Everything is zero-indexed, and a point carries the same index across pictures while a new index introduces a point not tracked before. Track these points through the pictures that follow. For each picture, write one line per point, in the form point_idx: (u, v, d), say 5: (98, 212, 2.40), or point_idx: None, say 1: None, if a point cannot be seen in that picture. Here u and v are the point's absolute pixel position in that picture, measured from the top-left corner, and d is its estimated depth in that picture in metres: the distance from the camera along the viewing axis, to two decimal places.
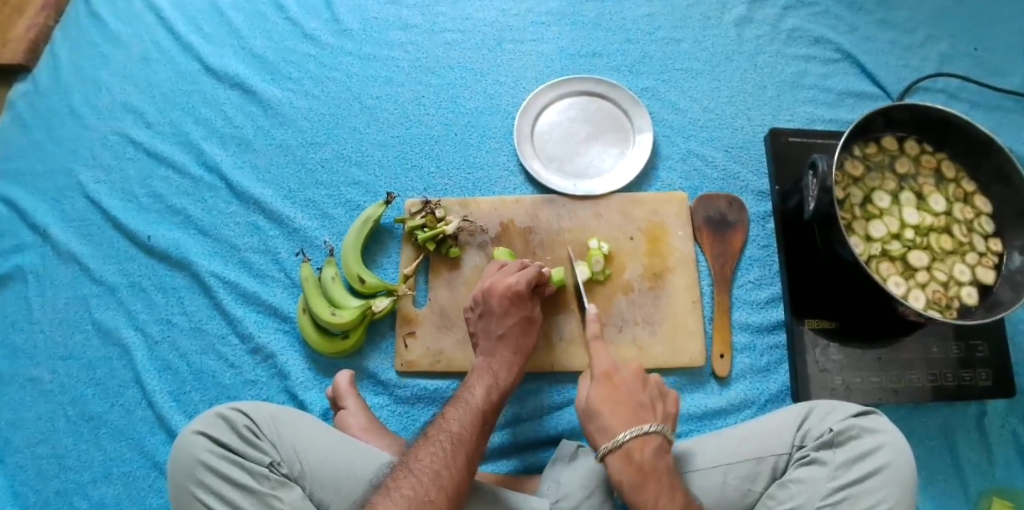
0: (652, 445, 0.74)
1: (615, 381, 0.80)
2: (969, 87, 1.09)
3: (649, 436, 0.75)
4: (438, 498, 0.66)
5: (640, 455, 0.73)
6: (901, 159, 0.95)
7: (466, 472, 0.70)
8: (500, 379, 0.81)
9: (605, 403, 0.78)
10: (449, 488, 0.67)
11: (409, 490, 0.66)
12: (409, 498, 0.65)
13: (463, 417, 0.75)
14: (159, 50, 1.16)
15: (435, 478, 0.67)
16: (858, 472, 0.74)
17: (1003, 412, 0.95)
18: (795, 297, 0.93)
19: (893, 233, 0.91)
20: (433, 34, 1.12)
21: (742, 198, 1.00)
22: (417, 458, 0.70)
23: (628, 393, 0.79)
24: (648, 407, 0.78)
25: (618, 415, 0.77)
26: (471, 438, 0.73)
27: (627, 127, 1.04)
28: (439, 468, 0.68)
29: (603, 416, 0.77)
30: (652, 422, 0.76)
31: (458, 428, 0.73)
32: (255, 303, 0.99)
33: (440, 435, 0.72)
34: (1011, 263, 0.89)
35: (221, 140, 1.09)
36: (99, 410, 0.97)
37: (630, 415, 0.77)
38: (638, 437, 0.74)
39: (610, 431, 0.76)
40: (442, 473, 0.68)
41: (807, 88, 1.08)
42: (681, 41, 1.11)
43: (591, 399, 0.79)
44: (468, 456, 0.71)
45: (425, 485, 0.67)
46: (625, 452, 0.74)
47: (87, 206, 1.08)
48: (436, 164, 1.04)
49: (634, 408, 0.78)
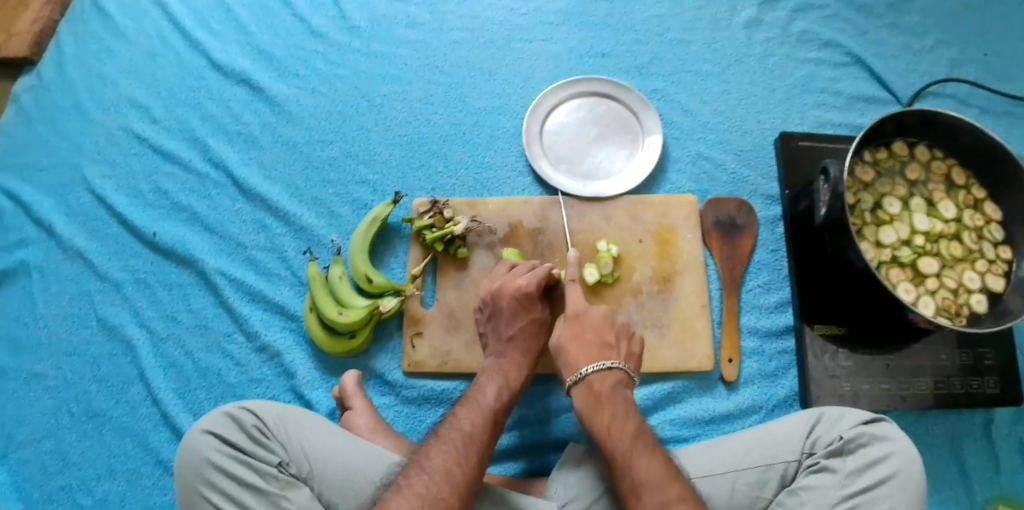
0: (612, 379, 0.78)
1: (583, 318, 0.84)
2: (979, 92, 1.09)
3: (611, 371, 0.79)
4: (450, 497, 0.66)
5: (599, 387, 0.78)
6: (912, 165, 0.94)
7: (478, 470, 0.70)
8: (511, 379, 0.81)
9: (572, 340, 0.82)
10: (461, 486, 0.67)
11: (422, 487, 0.66)
12: (421, 495, 0.65)
13: (474, 417, 0.75)
14: (165, 46, 1.15)
15: (447, 475, 0.67)
16: (868, 481, 0.74)
17: (1009, 419, 0.96)
18: (804, 302, 0.92)
19: (903, 240, 0.91)
20: (441, 32, 1.12)
21: (751, 202, 1.00)
22: (429, 455, 0.70)
23: (594, 329, 0.83)
24: (612, 345, 0.82)
25: (583, 352, 0.81)
26: (482, 437, 0.73)
27: (636, 128, 1.04)
28: (450, 465, 0.68)
29: (567, 349, 0.81)
30: (613, 358, 0.80)
31: (469, 427, 0.73)
32: (262, 301, 0.99)
33: (451, 434, 0.72)
34: (1020, 271, 0.90)
35: (227, 137, 1.09)
36: (104, 406, 0.97)
37: (596, 352, 0.80)
38: (599, 372, 0.78)
39: (575, 366, 0.80)
40: (454, 471, 0.68)
41: (816, 92, 1.08)
42: (691, 43, 1.10)
43: (561, 338, 0.83)
44: (480, 455, 0.71)
45: (437, 482, 0.67)
46: (587, 384, 0.78)
47: (92, 201, 1.07)
48: (444, 164, 1.03)
49: (600, 342, 0.81)
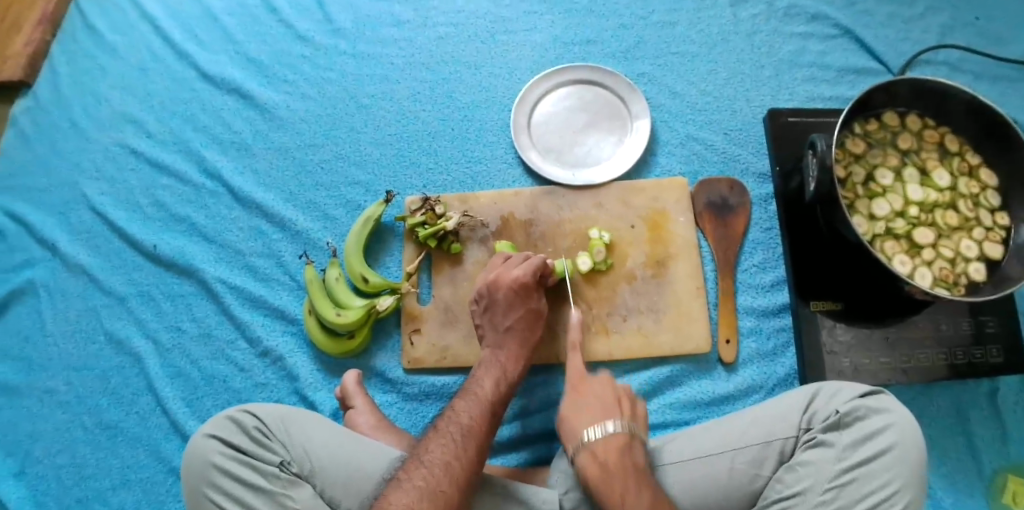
0: (616, 443, 0.74)
1: (583, 388, 0.82)
2: (973, 58, 1.07)
3: (616, 435, 0.75)
4: (449, 488, 0.67)
5: (605, 455, 0.73)
6: (904, 135, 0.93)
7: (477, 460, 0.70)
8: (508, 371, 0.82)
9: (575, 410, 0.80)
10: (460, 478, 0.68)
11: (421, 480, 0.67)
12: (422, 488, 0.66)
13: (473, 407, 0.75)
14: (154, 59, 1.16)
15: (446, 466, 0.68)
16: (865, 453, 0.74)
17: (1015, 387, 0.95)
18: (800, 279, 0.92)
19: (897, 211, 0.90)
20: (426, 29, 1.12)
21: (744, 182, 0.99)
22: (428, 448, 0.71)
23: (598, 397, 0.80)
24: (618, 407, 0.79)
25: (588, 415, 0.78)
26: (481, 429, 0.73)
27: (624, 114, 1.03)
28: (450, 458, 0.69)
29: (572, 421, 0.79)
30: (617, 420, 0.77)
31: (468, 420, 0.74)
32: (261, 306, 1.00)
33: (450, 425, 0.73)
34: (1019, 237, 0.88)
35: (220, 146, 1.09)
36: (115, 418, 1.00)
37: (600, 414, 0.78)
38: (602, 437, 0.75)
39: (578, 436, 0.77)
40: (453, 462, 0.69)
41: (806, 66, 1.06)
42: (677, 24, 1.09)
43: (564, 410, 0.81)
44: (480, 446, 0.72)
45: (436, 474, 0.68)
46: (592, 452, 0.74)
47: (92, 218, 1.09)
48: (434, 160, 1.03)
49: (601, 410, 0.79)
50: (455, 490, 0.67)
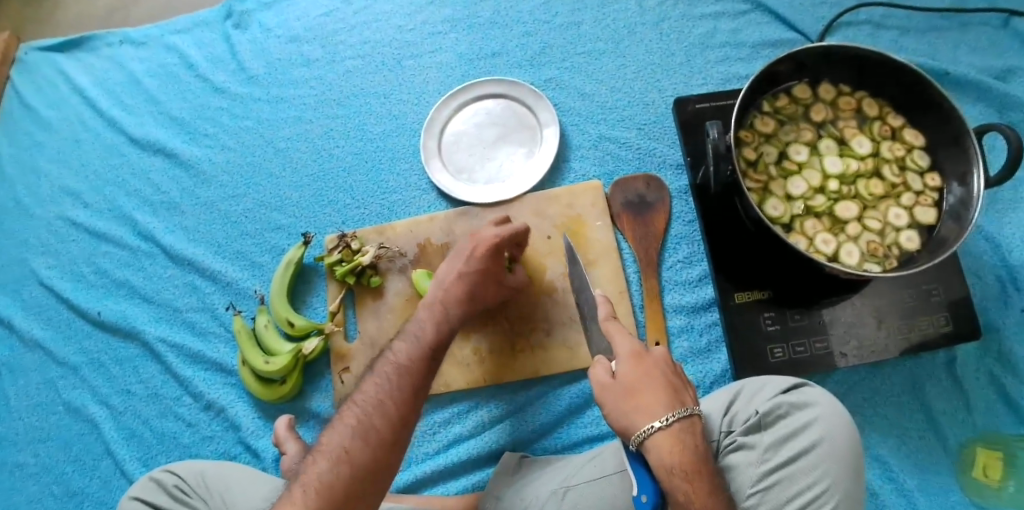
0: (696, 429, 0.65)
1: (645, 356, 0.69)
2: (897, 12, 1.01)
3: (693, 421, 0.65)
4: (364, 461, 0.64)
5: (688, 440, 0.64)
6: (817, 107, 0.88)
7: (398, 421, 0.67)
8: (454, 313, 0.77)
9: (640, 380, 0.67)
10: (391, 414, 0.67)
11: (337, 444, 0.65)
12: (337, 451, 0.64)
13: (404, 357, 0.72)
14: (87, 130, 1.20)
15: (361, 426, 0.66)
16: (788, 453, 0.70)
17: (975, 353, 0.89)
18: (722, 271, 0.88)
19: (816, 187, 0.85)
20: (335, 64, 1.12)
21: (661, 176, 0.96)
22: (351, 407, 0.68)
23: (663, 371, 0.68)
24: (681, 388, 0.68)
25: (660, 395, 0.66)
26: (407, 387, 0.69)
27: (534, 123, 1.02)
28: (367, 418, 0.66)
29: (641, 396, 0.66)
30: (691, 404, 0.66)
31: (405, 358, 0.71)
32: (201, 361, 1.02)
33: (375, 378, 0.70)
34: (951, 196, 0.82)
35: (152, 207, 1.12)
36: (80, 484, 1.02)
37: (671, 395, 0.66)
38: (687, 420, 0.64)
39: (652, 413, 0.64)
40: (368, 423, 0.66)
41: (718, 47, 1.02)
42: (581, 23, 1.06)
43: (624, 376, 0.67)
44: (401, 405, 0.68)
45: (350, 437, 0.65)
46: (674, 436, 0.63)
47: (43, 291, 1.13)
48: (351, 195, 1.04)
49: (670, 388, 0.67)
50: (370, 452, 0.64)
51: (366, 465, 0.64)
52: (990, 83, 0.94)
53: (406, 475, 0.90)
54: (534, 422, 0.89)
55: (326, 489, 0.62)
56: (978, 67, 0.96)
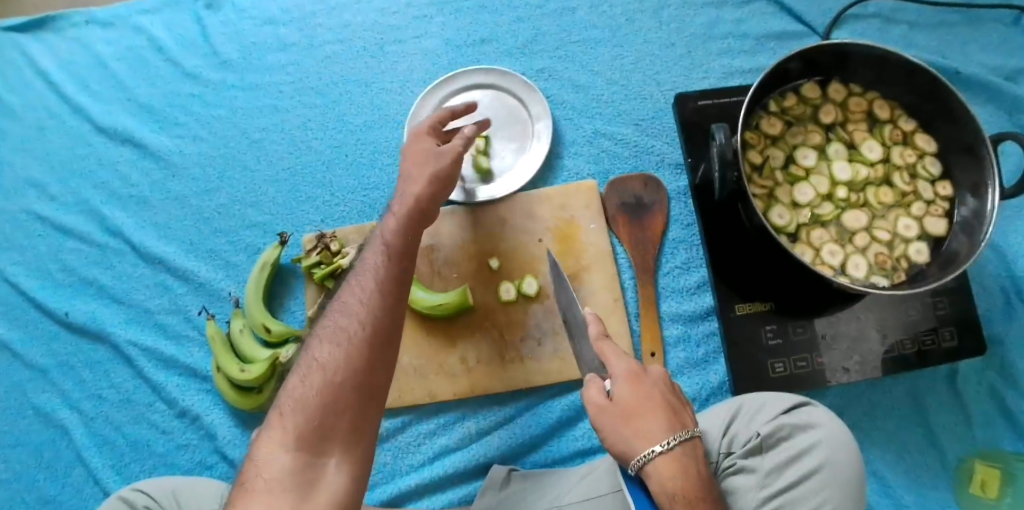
0: (698, 450, 0.62)
1: (642, 374, 0.65)
2: (909, 3, 0.94)
3: (695, 442, 0.62)
4: (342, 377, 0.58)
5: (691, 465, 0.61)
6: (826, 107, 0.82)
7: (375, 329, 0.60)
8: (417, 210, 0.71)
9: (639, 400, 0.63)
10: (361, 317, 0.61)
11: (311, 360, 0.59)
12: (312, 364, 0.59)
13: (375, 267, 0.65)
14: (52, 117, 1.13)
15: (333, 338, 0.60)
16: (790, 478, 0.67)
17: (978, 366, 0.85)
18: (722, 280, 0.83)
19: (823, 195, 0.80)
20: (313, 49, 1.05)
21: (658, 175, 0.91)
22: (324, 323, 0.62)
23: (661, 389, 0.64)
24: (681, 408, 0.64)
25: (659, 416, 0.62)
26: (380, 290, 0.63)
27: (525, 117, 0.96)
28: (340, 327, 0.61)
29: (640, 417, 0.62)
30: (690, 426, 0.63)
31: (371, 262, 0.66)
32: (174, 366, 0.97)
33: (347, 291, 0.64)
34: (963, 207, 0.77)
35: (121, 201, 1.06)
36: (52, 492, 0.99)
37: (671, 416, 0.63)
38: (688, 443, 0.61)
39: (653, 436, 0.61)
40: (338, 330, 0.60)
41: (721, 37, 0.96)
42: (576, 9, 1.00)
43: (621, 396, 0.63)
44: (377, 312, 0.61)
45: (324, 349, 0.59)
46: (676, 460, 0.60)
47: (8, 289, 1.07)
48: (331, 192, 0.98)
49: (669, 408, 0.63)
50: (347, 360, 0.59)
51: (345, 376, 0.58)
52: (1002, 82, 0.88)
53: (388, 489, 0.86)
54: (523, 436, 0.86)
55: (308, 406, 0.56)
56: (988, 67, 0.90)
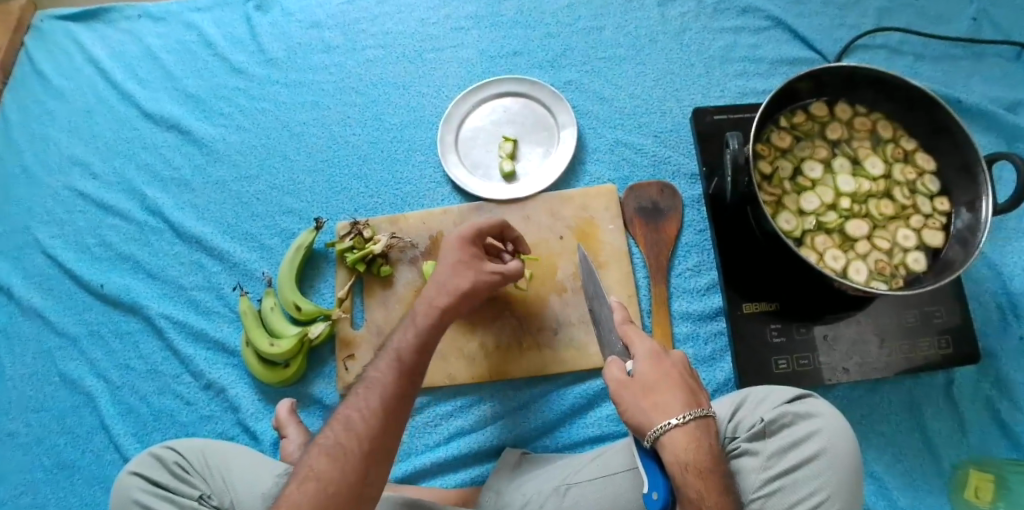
0: (711, 428, 0.66)
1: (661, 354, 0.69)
2: (913, 39, 1.02)
3: (709, 420, 0.66)
4: (336, 490, 0.63)
5: (705, 440, 0.64)
6: (833, 125, 0.90)
7: (369, 436, 0.66)
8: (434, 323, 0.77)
9: (658, 376, 0.67)
10: (360, 429, 0.66)
11: (305, 463, 0.65)
12: (309, 473, 0.64)
13: (377, 373, 0.71)
14: (99, 102, 1.19)
15: (328, 446, 0.66)
16: (791, 461, 0.71)
17: (973, 377, 0.90)
18: (733, 281, 0.89)
19: (828, 204, 0.87)
20: (355, 52, 1.12)
21: (675, 184, 0.98)
22: (324, 426, 0.68)
23: (678, 370, 0.68)
24: (696, 388, 0.68)
25: (677, 391, 0.66)
26: (382, 403, 0.68)
27: (551, 124, 1.03)
28: (340, 439, 0.66)
29: (658, 393, 0.66)
30: (706, 406, 0.67)
31: (376, 373, 0.71)
32: (204, 340, 1.02)
33: (349, 396, 0.70)
34: (958, 220, 0.84)
35: (161, 183, 1.12)
36: (73, 457, 1.02)
37: (687, 395, 0.66)
38: (704, 419, 0.65)
39: (671, 410, 0.65)
40: (336, 440, 0.66)
41: (737, 61, 1.04)
42: (603, 29, 1.08)
43: (642, 372, 0.67)
44: (372, 419, 0.67)
45: (323, 460, 0.64)
46: (691, 435, 0.64)
47: (45, 261, 1.12)
48: (365, 184, 1.04)
49: (686, 387, 0.67)
50: (343, 473, 0.64)
51: (339, 488, 0.63)
52: (1000, 114, 0.95)
53: (405, 466, 0.90)
54: (536, 421, 0.90)
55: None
56: (991, 97, 0.97)
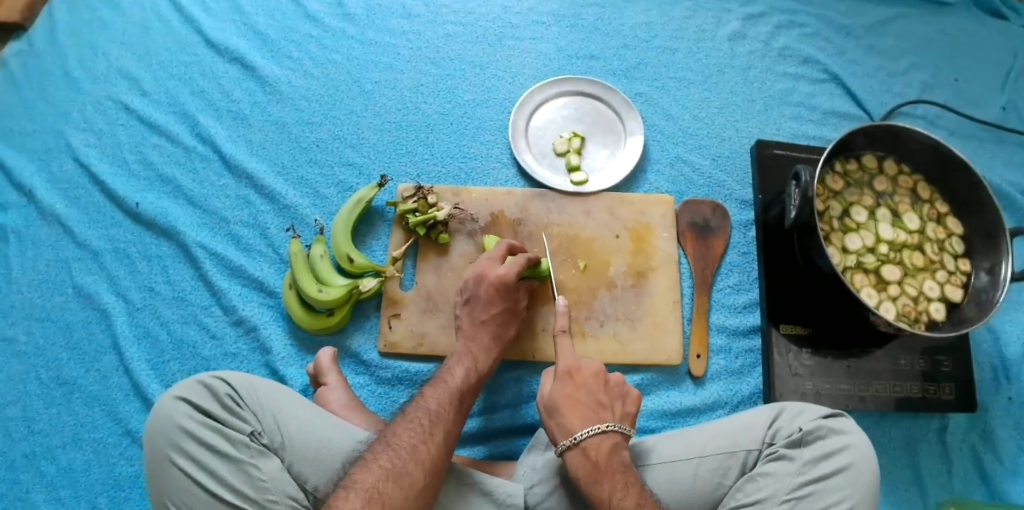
0: (608, 443, 0.76)
1: (576, 378, 0.82)
2: (948, 116, 1.13)
3: (608, 436, 0.77)
4: (414, 471, 0.69)
5: (595, 453, 0.75)
6: (880, 178, 0.98)
7: (455, 424, 0.76)
8: (496, 336, 0.88)
9: (566, 399, 0.80)
10: (452, 417, 0.77)
11: (410, 434, 0.72)
12: (426, 400, 0.77)
13: (458, 373, 0.82)
14: (159, 21, 1.16)
15: (430, 425, 0.74)
16: (825, 470, 0.76)
17: (963, 426, 0.98)
18: (773, 304, 0.96)
19: (868, 247, 0.94)
20: (435, 25, 1.14)
21: (726, 206, 1.04)
22: (418, 407, 0.76)
23: (589, 391, 0.81)
24: (606, 406, 0.80)
25: (577, 415, 0.78)
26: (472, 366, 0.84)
27: (619, 129, 1.07)
28: (438, 421, 0.75)
29: (561, 414, 0.78)
30: (608, 421, 0.78)
31: (459, 375, 0.82)
32: (241, 276, 0.99)
33: (438, 387, 0.79)
34: (977, 282, 0.93)
35: (216, 113, 1.10)
36: (74, 374, 0.96)
37: (589, 414, 0.78)
38: (596, 436, 0.76)
39: (569, 429, 0.77)
40: (440, 420, 0.75)
41: (794, 105, 1.11)
42: (677, 51, 1.14)
43: (556, 398, 0.80)
44: (457, 411, 0.78)
45: (434, 393, 0.78)
46: (582, 450, 0.75)
47: (75, 168, 1.07)
48: (431, 152, 1.05)
49: (591, 407, 0.79)
50: (451, 405, 0.77)
51: (449, 416, 0.76)
52: (1014, 196, 1.06)
53: None
54: None
55: (377, 498, 0.65)
56: (1008, 180, 1.08)
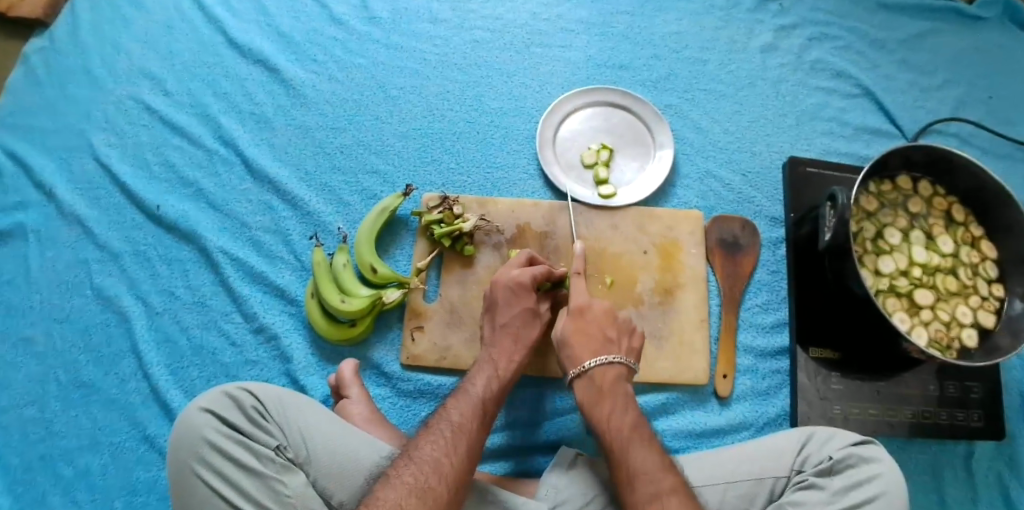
0: (613, 373, 0.80)
1: (586, 313, 0.84)
2: (982, 134, 1.10)
3: (614, 366, 0.80)
4: (437, 485, 0.68)
5: (601, 380, 0.79)
6: (914, 200, 0.96)
7: (480, 435, 0.74)
8: (523, 335, 0.85)
9: (577, 332, 0.82)
10: (475, 429, 0.74)
11: (430, 450, 0.70)
12: (446, 413, 0.75)
13: (481, 383, 0.79)
14: (183, 20, 1.15)
15: (453, 438, 0.72)
16: (854, 499, 0.74)
17: (989, 453, 0.96)
18: (802, 326, 0.94)
19: (901, 269, 0.93)
20: (462, 30, 1.12)
21: (756, 223, 1.02)
22: (440, 419, 0.74)
23: (597, 323, 0.83)
24: (615, 340, 0.82)
25: (585, 345, 0.81)
26: (498, 373, 0.81)
27: (648, 141, 1.05)
28: (459, 432, 0.73)
29: (570, 342, 0.82)
30: (616, 353, 0.81)
31: (482, 386, 0.79)
32: (262, 282, 0.98)
33: (461, 399, 0.77)
34: (1012, 309, 0.90)
35: (239, 115, 1.08)
36: (93, 377, 0.94)
37: (596, 345, 0.82)
38: (602, 365, 0.79)
39: (577, 359, 0.81)
40: (461, 433, 0.73)
41: (825, 120, 1.09)
42: (707, 62, 1.12)
43: (564, 330, 0.83)
44: (481, 423, 0.75)
45: (456, 404, 0.76)
46: (589, 378, 0.79)
47: (96, 168, 1.06)
48: (456, 160, 1.04)
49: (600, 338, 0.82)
50: (475, 417, 0.75)
51: (472, 428, 0.74)
52: None
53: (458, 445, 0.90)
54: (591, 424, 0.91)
55: None
56: None
